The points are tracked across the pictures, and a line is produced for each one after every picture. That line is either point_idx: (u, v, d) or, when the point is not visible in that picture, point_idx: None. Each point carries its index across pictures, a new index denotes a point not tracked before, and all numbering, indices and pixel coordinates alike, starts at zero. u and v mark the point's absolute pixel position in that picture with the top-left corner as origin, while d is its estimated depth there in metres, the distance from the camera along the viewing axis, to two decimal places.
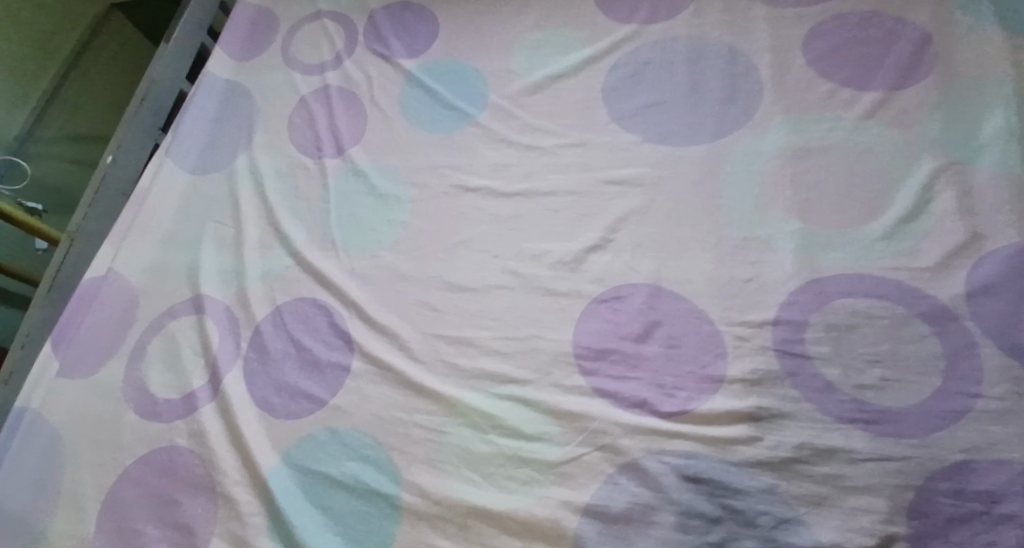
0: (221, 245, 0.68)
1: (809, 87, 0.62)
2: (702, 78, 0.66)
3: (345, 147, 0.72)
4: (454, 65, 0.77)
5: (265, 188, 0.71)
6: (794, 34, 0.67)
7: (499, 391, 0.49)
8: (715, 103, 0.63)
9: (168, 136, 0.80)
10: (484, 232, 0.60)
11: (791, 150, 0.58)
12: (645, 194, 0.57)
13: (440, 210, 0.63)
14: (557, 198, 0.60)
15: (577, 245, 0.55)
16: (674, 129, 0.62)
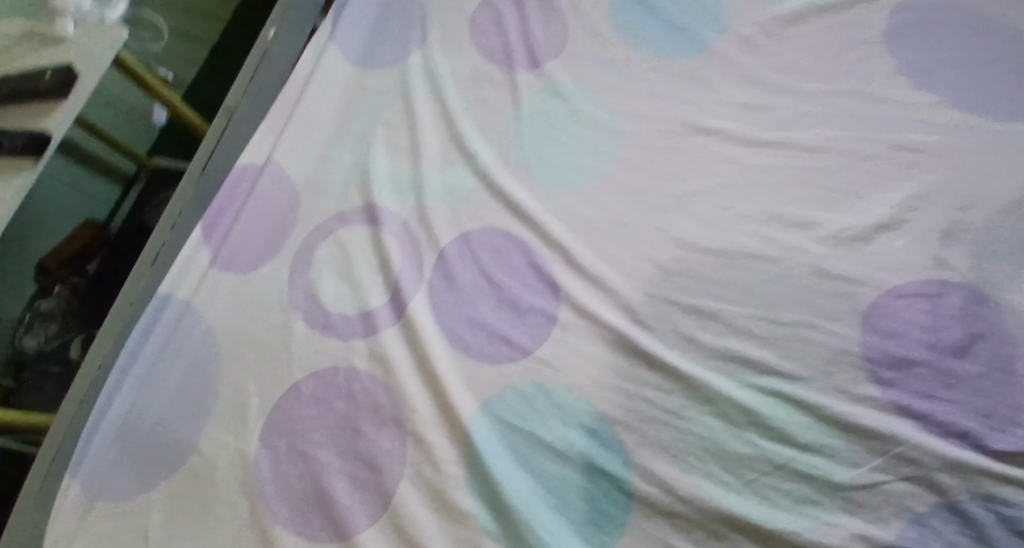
0: (396, 154, 0.61)
1: None
2: (994, 44, 0.55)
3: (541, 60, 0.62)
4: None
5: (446, 94, 0.62)
6: None
7: (759, 383, 0.43)
8: (1005, 83, 0.52)
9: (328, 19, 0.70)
10: (728, 189, 0.52)
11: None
12: (937, 173, 0.49)
13: (661, 151, 0.54)
14: (827, 159, 0.52)
15: (863, 220, 0.48)
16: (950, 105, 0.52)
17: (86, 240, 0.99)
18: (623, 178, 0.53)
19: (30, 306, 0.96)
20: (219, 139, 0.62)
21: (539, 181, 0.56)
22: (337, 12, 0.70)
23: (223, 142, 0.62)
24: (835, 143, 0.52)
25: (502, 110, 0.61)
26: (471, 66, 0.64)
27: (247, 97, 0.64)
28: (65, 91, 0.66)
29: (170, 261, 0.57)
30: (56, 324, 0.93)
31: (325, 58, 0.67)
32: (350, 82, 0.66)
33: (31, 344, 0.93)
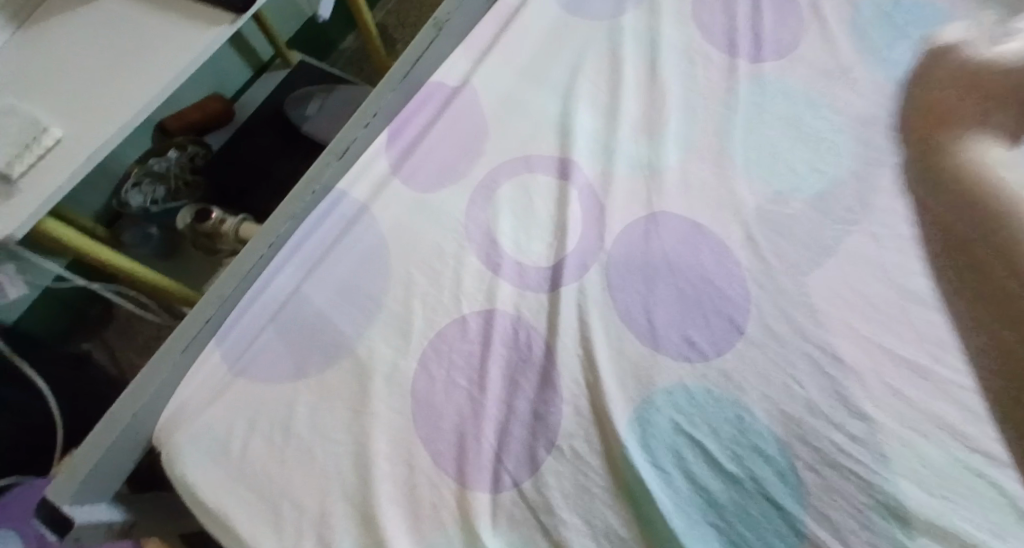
0: (596, 112, 0.59)
1: None
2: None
3: (766, 55, 0.60)
4: (929, 13, 0.60)
5: (660, 63, 0.61)
6: None
7: (960, 453, 0.40)
8: None
9: None
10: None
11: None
12: None
13: (888, 186, 0.51)
14: None
15: None
16: None
17: (213, 112, 0.96)
18: (841, 200, 0.51)
19: (143, 162, 0.94)
20: (424, 48, 0.62)
21: (747, 178, 0.53)
22: None
23: (427, 52, 0.62)
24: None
25: (716, 96, 0.59)
26: (689, 41, 0.62)
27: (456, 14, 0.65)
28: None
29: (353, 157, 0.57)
30: (166, 187, 0.92)
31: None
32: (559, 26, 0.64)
33: (137, 200, 0.92)
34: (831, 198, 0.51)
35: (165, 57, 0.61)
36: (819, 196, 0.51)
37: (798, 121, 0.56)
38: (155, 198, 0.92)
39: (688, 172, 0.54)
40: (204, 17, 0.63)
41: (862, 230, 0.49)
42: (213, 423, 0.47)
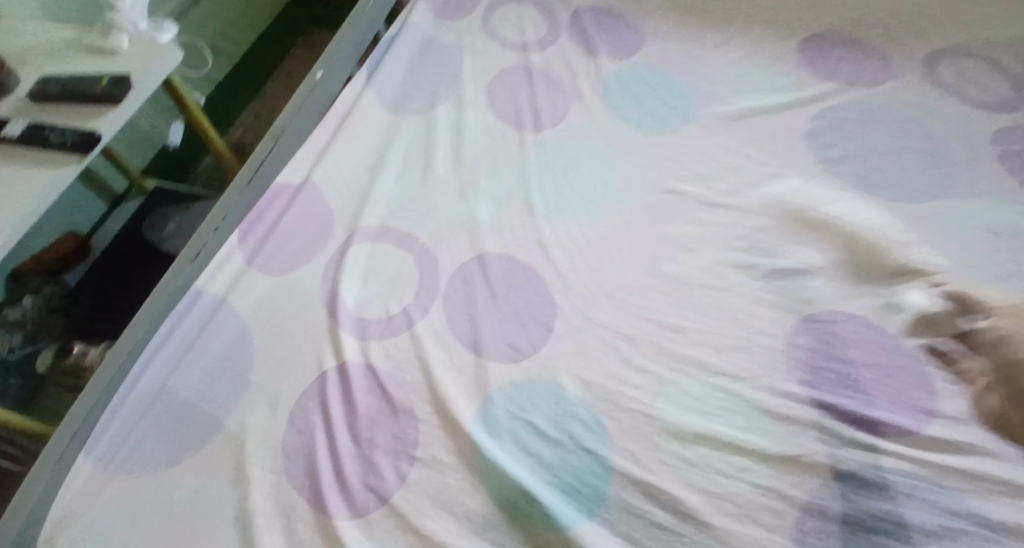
0: (420, 186, 0.71)
1: (1002, 173, 0.66)
2: (911, 140, 0.69)
3: (544, 124, 0.77)
4: (657, 75, 0.80)
5: (464, 141, 0.76)
6: (988, 123, 0.70)
7: (713, 381, 0.53)
8: (917, 165, 0.66)
9: (367, 71, 0.84)
10: (690, 236, 0.63)
11: (998, 230, 0.61)
12: (851, 230, 0.61)
13: (642, 202, 0.67)
14: (763, 216, 0.64)
15: (787, 262, 0.59)
16: (877, 181, 0.65)
17: (67, 251, 0.99)
18: (612, 219, 0.66)
19: None
20: (263, 158, 0.73)
21: (543, 216, 0.67)
22: (369, 69, 0.84)
23: (266, 161, 0.73)
24: (779, 203, 0.64)
25: (512, 160, 0.74)
26: (488, 124, 0.79)
27: (290, 125, 0.76)
28: (118, 99, 0.74)
29: (208, 260, 0.64)
30: (23, 333, 0.90)
31: (362, 104, 0.79)
32: (384, 126, 0.78)
33: None
34: (604, 219, 0.66)
35: (12, 200, 0.66)
36: (596, 219, 0.66)
37: (574, 167, 0.72)
38: (11, 347, 0.89)
39: (497, 219, 0.68)
40: (55, 160, 0.70)
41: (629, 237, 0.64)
42: (89, 524, 0.49)
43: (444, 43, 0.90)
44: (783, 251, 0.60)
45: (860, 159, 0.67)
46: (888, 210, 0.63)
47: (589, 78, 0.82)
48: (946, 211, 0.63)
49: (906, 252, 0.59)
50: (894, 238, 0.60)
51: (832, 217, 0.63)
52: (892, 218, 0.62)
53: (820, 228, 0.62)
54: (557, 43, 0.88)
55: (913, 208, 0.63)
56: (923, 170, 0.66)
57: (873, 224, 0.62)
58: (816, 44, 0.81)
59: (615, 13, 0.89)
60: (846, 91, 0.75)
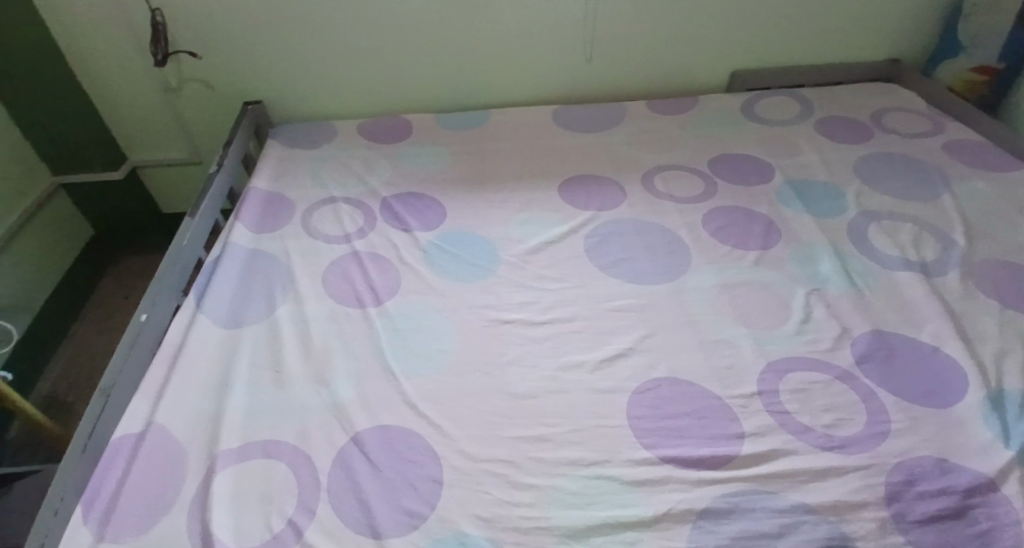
0: (277, 389, 0.74)
1: (717, 247, 0.91)
2: (656, 235, 0.94)
3: (383, 297, 0.86)
4: (461, 234, 0.97)
5: (311, 331, 0.81)
6: (694, 217, 0.98)
7: (584, 473, 0.61)
8: (665, 256, 0.89)
9: (195, 298, 0.87)
10: (527, 356, 0.74)
11: (731, 282, 0.84)
12: (641, 317, 0.78)
13: (484, 339, 0.78)
14: (577, 321, 0.79)
15: (605, 354, 0.73)
16: (644, 273, 0.86)
17: None
18: (463, 363, 0.74)
19: None
20: (98, 415, 0.69)
21: (405, 378, 0.73)
22: (196, 295, 0.87)
23: (102, 417, 0.69)
24: (585, 310, 0.80)
25: (361, 336, 0.80)
26: (329, 311, 0.85)
27: (121, 376, 0.74)
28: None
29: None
30: None
31: (197, 329, 0.82)
32: (227, 343, 0.80)
33: None
34: (456, 362, 0.75)
35: None
36: (449, 365, 0.74)
37: (421, 326, 0.80)
38: None
39: (362, 395, 0.72)
40: None
41: (479, 373, 0.73)
42: None
43: (271, 250, 0.96)
44: (599, 346, 0.75)
45: (627, 258, 0.89)
46: (658, 291, 0.83)
47: (410, 248, 0.95)
48: (695, 276, 0.85)
49: (681, 318, 0.78)
50: (670, 311, 0.79)
51: (623, 309, 0.80)
52: (665, 297, 0.82)
53: (618, 320, 0.78)
54: (376, 226, 0.99)
55: (674, 284, 0.84)
56: (671, 254, 0.90)
57: (653, 306, 0.80)
58: (574, 183, 1.08)
59: (417, 193, 1.07)
60: (602, 213, 1.00)
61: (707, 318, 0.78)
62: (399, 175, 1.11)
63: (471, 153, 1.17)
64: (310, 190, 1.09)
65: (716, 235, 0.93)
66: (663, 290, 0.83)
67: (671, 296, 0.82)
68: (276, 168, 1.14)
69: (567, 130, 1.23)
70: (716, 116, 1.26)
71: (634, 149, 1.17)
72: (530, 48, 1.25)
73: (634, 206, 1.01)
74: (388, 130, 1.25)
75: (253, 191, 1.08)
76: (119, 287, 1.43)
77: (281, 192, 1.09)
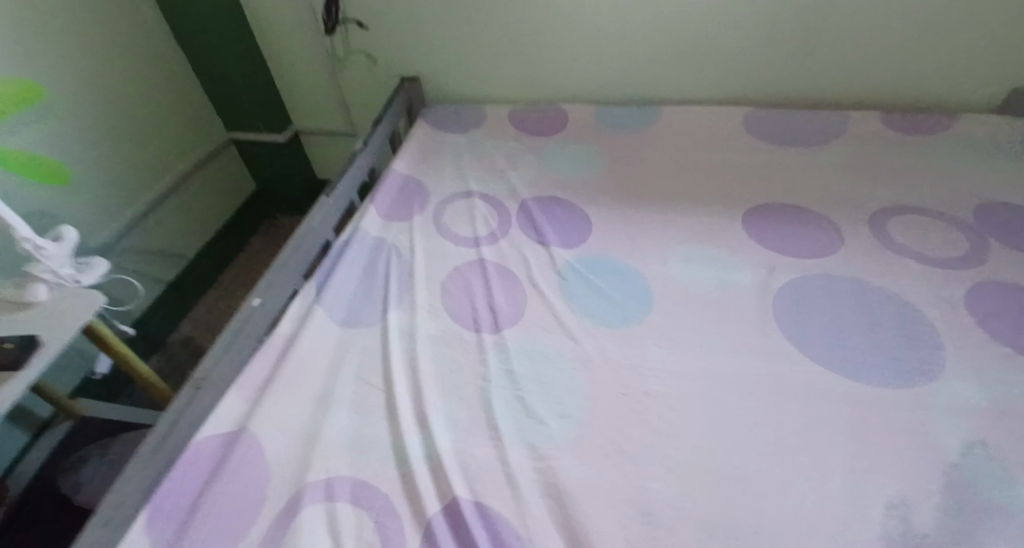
0: (376, 419, 0.63)
1: (977, 348, 0.63)
2: (882, 310, 0.68)
3: (502, 325, 0.72)
4: (609, 261, 0.79)
5: (425, 354, 0.69)
6: (941, 294, 0.69)
7: None
8: (892, 345, 0.64)
9: (314, 284, 0.78)
10: (672, 457, 0.57)
11: (984, 408, 0.58)
12: (846, 439, 0.57)
13: (622, 418, 0.61)
14: (755, 423, 0.59)
15: (797, 488, 0.54)
16: (858, 366, 0.63)
17: None
18: (587, 444, 0.59)
19: None
20: (183, 410, 0.61)
21: (513, 445, 0.59)
22: (317, 282, 0.79)
23: (189, 410, 0.61)
24: (765, 408, 0.60)
25: (473, 372, 0.67)
26: (440, 330, 0.72)
27: (216, 368, 0.65)
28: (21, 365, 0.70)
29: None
30: None
31: (311, 321, 0.72)
32: (335, 346, 0.71)
33: None
34: (580, 441, 0.59)
35: None
36: (568, 441, 0.59)
37: (543, 376, 0.65)
38: None
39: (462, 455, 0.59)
40: None
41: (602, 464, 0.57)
42: None
43: (399, 244, 0.87)
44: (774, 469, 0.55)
45: (835, 337, 0.65)
46: (865, 399, 0.60)
47: (544, 267, 0.79)
48: (931, 386, 0.60)
49: (894, 449, 0.56)
50: (880, 434, 0.57)
51: (805, 417, 0.59)
52: (874, 411, 0.59)
53: (800, 430, 0.58)
54: (509, 233, 0.86)
55: (885, 390, 0.60)
56: (905, 345, 0.64)
57: (858, 424, 0.58)
58: (767, 212, 0.83)
59: (560, 199, 0.92)
60: (801, 261, 0.75)
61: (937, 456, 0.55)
62: (547, 178, 0.97)
63: (633, 161, 0.99)
64: (448, 180, 0.99)
65: (977, 325, 0.66)
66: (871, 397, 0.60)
67: (883, 411, 0.59)
68: (418, 154, 1.06)
69: (762, 141, 0.97)
70: (989, 143, 0.91)
71: (857, 176, 0.88)
72: (738, 33, 0.97)
73: (847, 258, 0.74)
74: (540, 122, 1.11)
75: (393, 173, 0.99)
76: (269, 242, 1.49)
77: (420, 180, 0.99)
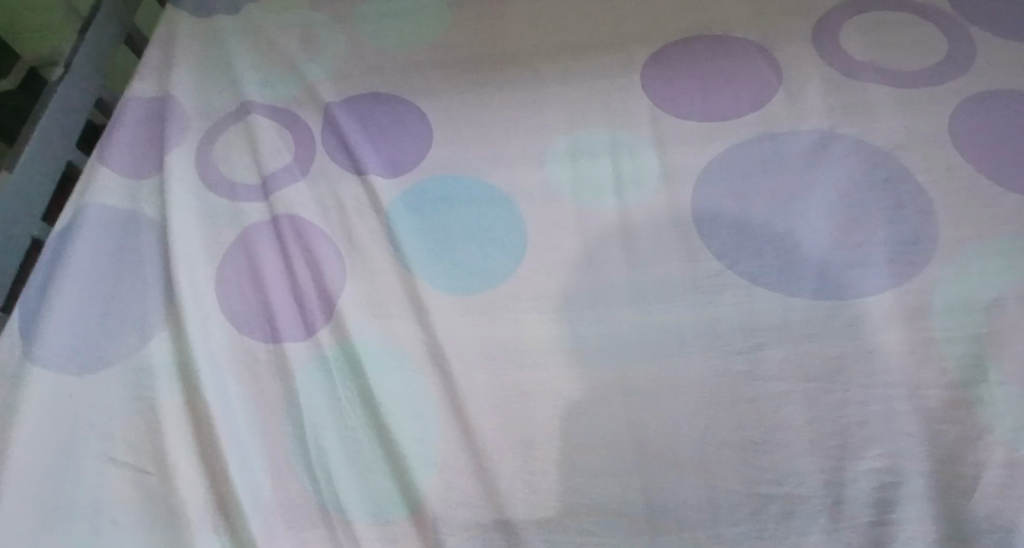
0: (134, 530, 0.38)
1: (978, 199, 0.44)
2: (844, 178, 0.46)
3: (315, 317, 0.46)
4: (456, 182, 0.54)
5: (192, 392, 0.43)
6: (913, 127, 0.48)
7: None
8: (859, 223, 0.44)
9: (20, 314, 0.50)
10: (579, 489, 0.36)
11: (1018, 297, 0.38)
12: (834, 384, 0.37)
13: (503, 436, 0.39)
14: (697, 391, 0.39)
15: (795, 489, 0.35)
16: (817, 265, 0.43)
17: None
18: (452, 497, 0.37)
19: None
20: None
21: (346, 529, 0.36)
22: (21, 316, 0.50)
23: None
24: (704, 362, 0.40)
25: (276, 410, 0.42)
26: (221, 347, 0.45)
27: None
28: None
29: None
30: None
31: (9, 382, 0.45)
32: (53, 420, 0.42)
33: None
34: (449, 496, 0.37)
35: None
36: (422, 502, 0.37)
37: (378, 394, 0.41)
38: None
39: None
40: None
41: (481, 527, 0.36)
42: None
43: (149, 213, 0.57)
44: (723, 472, 0.36)
45: (788, 237, 0.44)
46: (844, 315, 0.40)
47: (367, 213, 0.53)
48: (934, 278, 0.40)
49: (903, 395, 0.36)
50: (880, 376, 0.37)
51: (763, 371, 0.38)
52: (866, 337, 0.39)
53: (761, 394, 0.38)
54: (313, 164, 0.59)
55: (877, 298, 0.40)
56: (886, 220, 0.44)
57: (845, 366, 0.38)
58: (671, 60, 0.58)
59: (383, 97, 0.63)
60: (721, 124, 0.52)
61: (964, 391, 0.36)
62: (359, 66, 0.67)
63: (477, 15, 0.69)
64: (220, 94, 0.67)
65: (975, 170, 0.45)
66: (861, 317, 0.40)
67: (876, 336, 0.39)
68: (171, 57, 0.71)
69: None
70: None
71: None
72: None
73: (785, 107, 0.52)
74: None
75: (131, 101, 0.66)
76: None
77: (172, 99, 0.65)
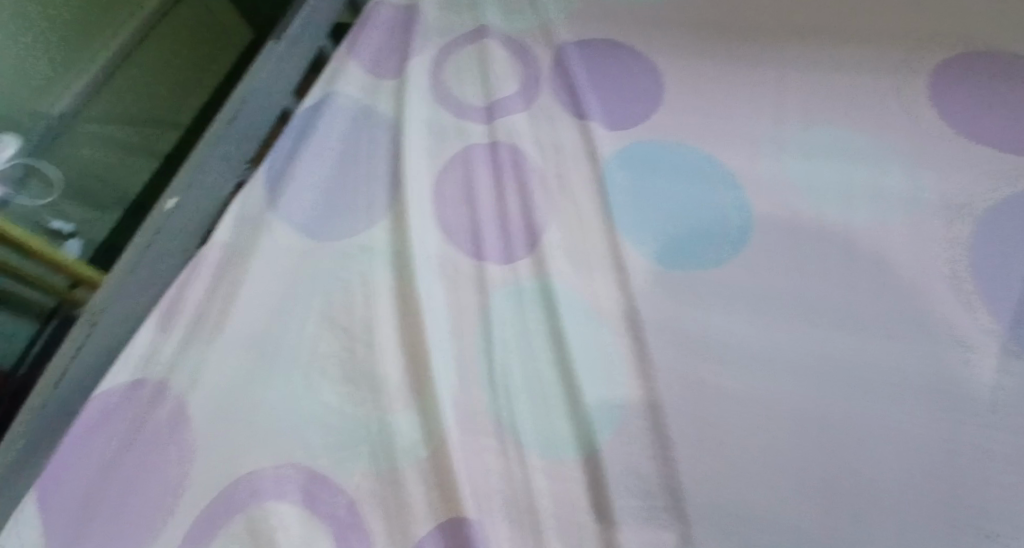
0: (335, 386, 0.42)
1: None
2: None
3: (517, 247, 0.48)
4: (681, 153, 0.52)
5: (404, 280, 0.47)
6: None
7: None
8: None
9: (269, 171, 0.56)
10: (748, 497, 0.36)
11: None
12: None
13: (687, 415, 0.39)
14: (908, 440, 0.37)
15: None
16: None
17: None
18: (626, 450, 0.38)
19: None
20: (77, 357, 0.46)
21: (521, 446, 0.39)
22: (269, 172, 0.56)
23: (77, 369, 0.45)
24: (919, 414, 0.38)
25: (468, 322, 0.45)
26: (432, 252, 0.49)
27: (122, 295, 0.49)
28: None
29: None
30: None
31: (259, 227, 0.51)
32: (288, 273, 0.49)
33: None
34: (625, 449, 0.38)
35: None
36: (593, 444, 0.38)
37: (568, 337, 0.42)
38: None
39: (446, 458, 0.37)
40: None
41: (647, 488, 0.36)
42: None
43: (383, 112, 0.62)
44: (919, 535, 0.33)
45: None
46: None
47: (583, 158, 0.54)
48: None
49: None
50: None
51: (991, 451, 0.36)
52: None
53: (982, 474, 0.35)
54: (535, 98, 0.60)
55: None
56: None
57: None
58: (954, 81, 0.52)
59: (615, 46, 0.62)
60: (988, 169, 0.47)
61: None
62: (596, 9, 0.66)
63: None
64: (460, 12, 0.69)
65: None
66: None
67: None
68: None
69: None
70: None
71: None
72: None
73: None
74: None
75: (383, 4, 0.71)
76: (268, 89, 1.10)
77: (420, 11, 0.69)
